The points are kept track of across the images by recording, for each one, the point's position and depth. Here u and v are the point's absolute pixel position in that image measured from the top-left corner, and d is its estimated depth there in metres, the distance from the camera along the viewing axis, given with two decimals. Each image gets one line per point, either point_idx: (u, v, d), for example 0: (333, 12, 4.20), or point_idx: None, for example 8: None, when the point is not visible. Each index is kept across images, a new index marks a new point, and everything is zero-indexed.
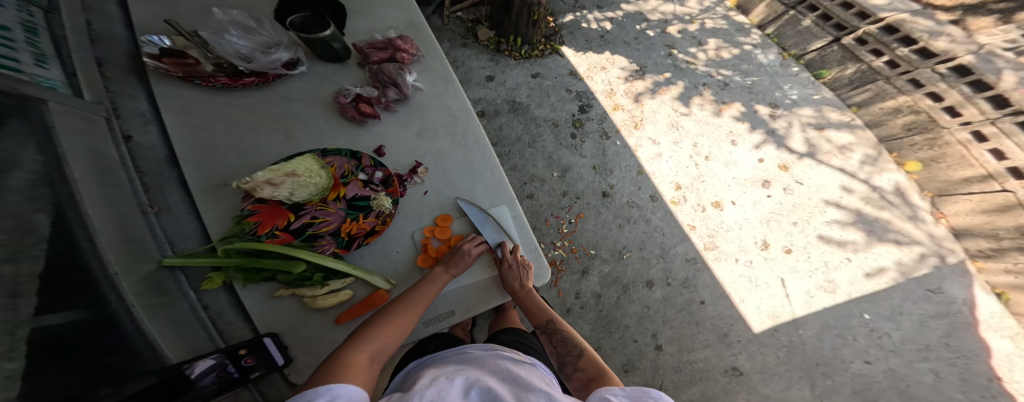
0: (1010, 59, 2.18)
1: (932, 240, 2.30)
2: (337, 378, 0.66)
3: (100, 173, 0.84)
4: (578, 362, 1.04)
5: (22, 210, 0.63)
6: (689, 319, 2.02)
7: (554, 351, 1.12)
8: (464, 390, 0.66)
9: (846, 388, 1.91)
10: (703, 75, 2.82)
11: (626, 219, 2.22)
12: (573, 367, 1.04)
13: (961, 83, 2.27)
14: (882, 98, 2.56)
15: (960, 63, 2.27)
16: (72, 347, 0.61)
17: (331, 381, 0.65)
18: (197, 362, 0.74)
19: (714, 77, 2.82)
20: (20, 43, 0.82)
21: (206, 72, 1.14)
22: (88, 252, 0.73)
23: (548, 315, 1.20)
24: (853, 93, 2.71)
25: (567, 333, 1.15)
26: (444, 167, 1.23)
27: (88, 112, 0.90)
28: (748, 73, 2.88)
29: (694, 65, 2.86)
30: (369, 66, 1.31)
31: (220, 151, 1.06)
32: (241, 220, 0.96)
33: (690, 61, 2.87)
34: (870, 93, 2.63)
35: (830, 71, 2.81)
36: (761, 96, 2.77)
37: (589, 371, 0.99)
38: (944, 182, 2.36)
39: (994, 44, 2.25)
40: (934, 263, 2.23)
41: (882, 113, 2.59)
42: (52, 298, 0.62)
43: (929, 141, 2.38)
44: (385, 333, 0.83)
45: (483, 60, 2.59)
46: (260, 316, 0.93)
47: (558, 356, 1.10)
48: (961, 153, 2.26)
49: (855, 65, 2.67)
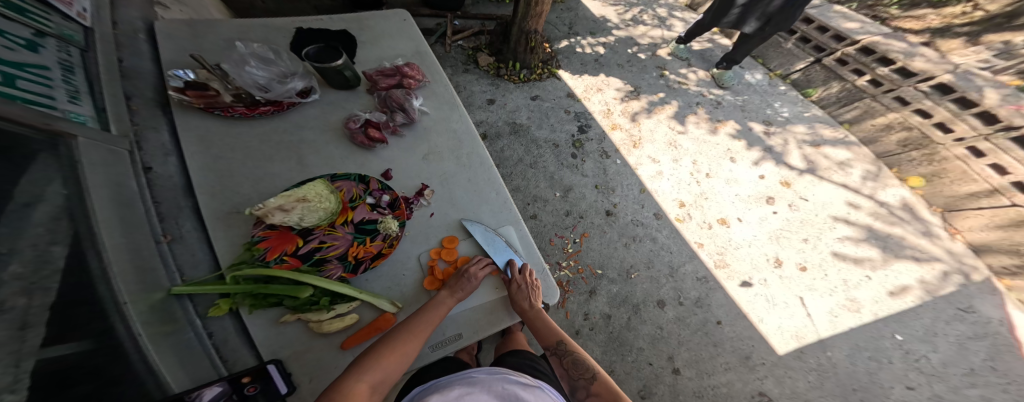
0: (989, 78, 2.13)
1: (952, 257, 2.19)
2: None
3: (119, 204, 0.86)
4: (591, 388, 1.05)
5: (41, 243, 0.65)
6: (706, 341, 1.92)
7: (565, 375, 1.12)
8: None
9: None
10: (696, 95, 2.85)
11: (631, 237, 2.17)
12: (585, 391, 1.05)
13: (946, 100, 2.22)
14: (873, 114, 2.56)
15: (941, 82, 2.24)
16: (78, 380, 0.60)
17: None
18: (205, 390, 0.71)
19: (706, 97, 2.85)
20: (56, 81, 0.88)
21: (225, 103, 1.20)
22: (98, 282, 0.73)
23: (558, 336, 1.17)
24: (843, 111, 2.72)
25: (578, 355, 1.14)
26: (450, 189, 1.23)
27: (113, 146, 0.94)
28: (739, 92, 2.90)
29: (687, 85, 2.90)
30: (378, 92, 1.36)
31: (235, 178, 1.09)
32: (251, 246, 0.96)
33: (682, 81, 2.91)
34: (858, 111, 2.63)
35: (816, 90, 2.84)
36: (755, 114, 2.77)
37: (602, 395, 1.02)
38: (950, 197, 2.28)
39: (969, 64, 2.22)
40: (958, 281, 2.11)
41: (874, 130, 2.57)
42: (59, 330, 0.62)
43: (926, 157, 2.33)
44: (388, 361, 0.82)
45: (484, 84, 2.67)
46: (265, 341, 0.91)
47: (569, 380, 1.09)
48: (961, 169, 2.19)
49: (840, 83, 2.70)
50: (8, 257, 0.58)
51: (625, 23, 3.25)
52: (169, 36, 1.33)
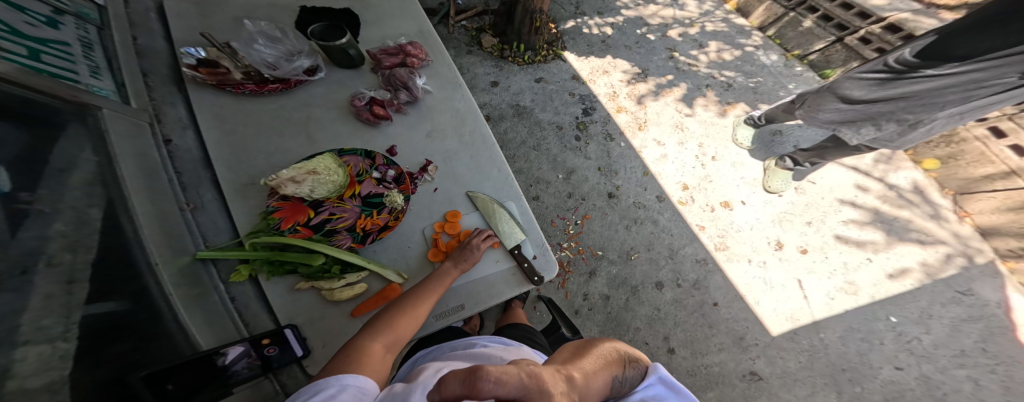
0: None
1: (958, 240, 2.20)
2: (350, 368, 0.74)
3: (144, 173, 0.92)
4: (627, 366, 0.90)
5: (79, 205, 0.71)
6: (702, 322, 1.99)
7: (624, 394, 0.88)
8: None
9: (875, 395, 1.83)
10: (706, 77, 2.79)
11: (633, 220, 2.21)
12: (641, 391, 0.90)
13: None
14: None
15: None
16: (114, 336, 0.68)
17: (346, 371, 0.73)
18: (229, 348, 0.81)
19: (717, 79, 2.79)
20: (78, 57, 0.92)
21: (235, 80, 1.22)
22: (133, 244, 0.80)
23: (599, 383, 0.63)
24: None
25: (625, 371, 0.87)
26: (453, 166, 1.27)
27: (135, 119, 0.99)
28: (752, 74, 2.83)
29: (697, 67, 2.84)
30: (381, 70, 1.36)
31: (250, 153, 1.14)
32: (267, 215, 1.02)
33: (692, 63, 2.85)
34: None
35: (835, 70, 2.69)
36: (767, 97, 2.72)
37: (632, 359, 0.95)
38: (963, 179, 2.25)
39: None
40: (962, 263, 2.13)
41: None
42: (104, 288, 0.70)
43: (945, 139, 2.30)
44: (399, 326, 0.87)
45: (488, 66, 2.65)
46: (282, 306, 0.99)
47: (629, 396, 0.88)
48: (979, 150, 2.15)
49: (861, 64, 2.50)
50: (51, 216, 0.65)
51: (635, 3, 3.16)
52: (178, 14, 1.35)
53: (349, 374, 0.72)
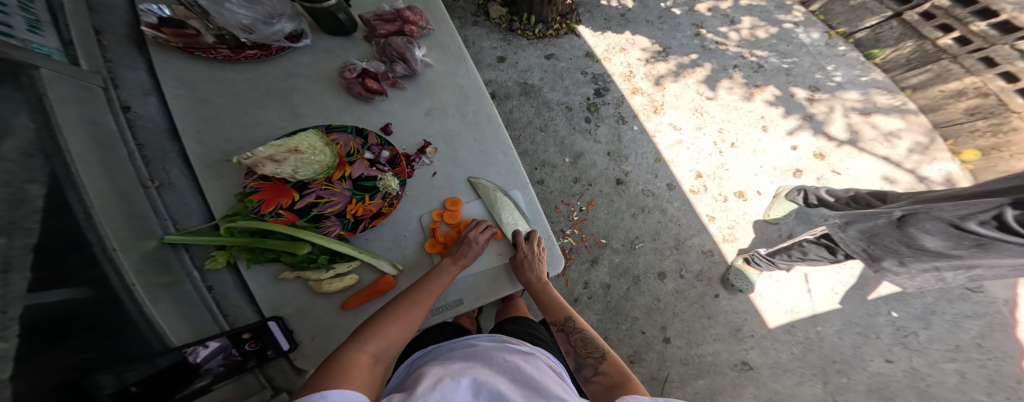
0: None
1: None
2: (335, 377, 0.58)
3: (98, 145, 0.83)
4: (598, 367, 0.86)
5: (13, 181, 0.60)
6: (701, 313, 1.96)
7: (571, 352, 0.96)
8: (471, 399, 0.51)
9: (860, 386, 1.85)
10: (734, 57, 2.47)
11: (640, 208, 2.13)
12: (592, 369, 0.87)
13: None
14: (945, 79, 2.15)
15: None
16: (65, 332, 0.59)
17: (328, 385, 0.56)
18: (199, 346, 0.74)
19: (746, 59, 2.46)
20: (12, 7, 0.79)
21: (207, 43, 1.08)
22: (86, 228, 0.71)
23: (565, 311, 1.06)
24: (909, 75, 2.29)
25: (587, 334, 0.98)
26: (454, 149, 1.16)
27: (87, 82, 0.89)
28: (786, 54, 2.46)
29: (725, 46, 2.49)
30: (376, 40, 1.22)
31: (224, 125, 1.04)
32: (244, 197, 0.92)
33: (720, 41, 2.50)
34: (930, 74, 2.20)
35: (884, 51, 2.36)
36: (801, 79, 2.39)
37: (611, 376, 0.82)
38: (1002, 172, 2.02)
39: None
40: None
41: (941, 96, 2.19)
42: (46, 277, 0.60)
43: (993, 128, 2.03)
44: (392, 331, 0.76)
45: (494, 39, 2.44)
46: (264, 295, 0.92)
47: (575, 358, 0.94)
48: None
49: (916, 43, 2.21)
50: None
51: None
52: None
53: (335, 390, 0.53)
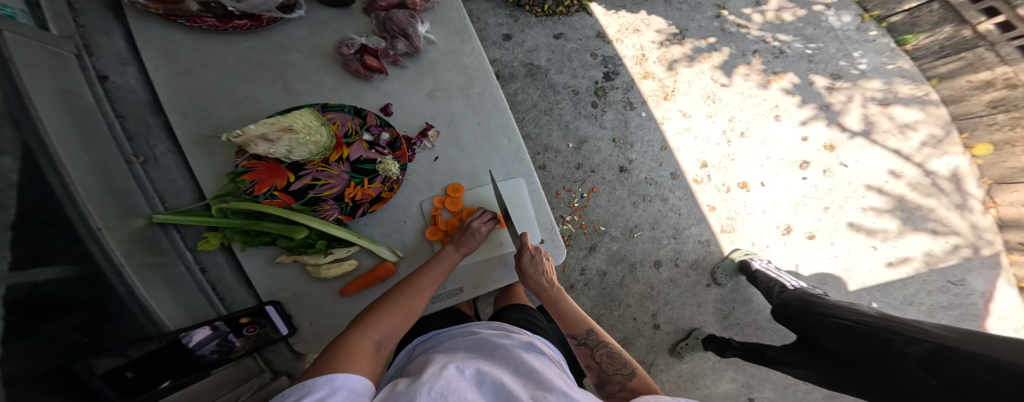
0: None
1: (972, 231, 2.13)
2: (339, 364, 0.56)
3: (74, 118, 0.78)
4: (627, 383, 0.82)
5: None
6: (691, 301, 2.00)
7: (594, 366, 0.91)
8: (474, 388, 0.50)
9: None
10: (756, 41, 2.39)
11: (641, 197, 2.12)
12: (618, 385, 0.84)
13: None
14: (975, 68, 2.08)
15: None
16: (52, 313, 0.57)
17: (332, 370, 0.54)
18: (195, 330, 0.74)
19: (768, 44, 2.38)
20: None
21: (190, 11, 0.94)
22: (67, 205, 0.68)
23: (586, 323, 1.00)
24: (939, 63, 2.23)
25: (611, 346, 0.93)
26: (457, 133, 1.12)
27: (57, 47, 0.82)
28: (812, 39, 2.38)
29: (747, 29, 2.40)
30: (376, 12, 1.12)
31: (211, 100, 0.98)
32: (236, 177, 0.86)
33: (742, 24, 2.41)
34: (962, 63, 2.13)
35: (917, 36, 2.27)
36: (823, 67, 2.34)
37: (639, 392, 0.79)
38: (1010, 168, 2.07)
39: None
40: (965, 254, 2.10)
41: (968, 87, 2.14)
42: (29, 255, 0.56)
43: (1012, 121, 2.01)
44: (394, 317, 0.75)
45: (501, 15, 2.31)
46: (256, 278, 0.90)
47: (600, 373, 0.89)
48: None
49: (954, 28, 2.12)
50: None
51: None
52: None
53: (340, 374, 0.52)
